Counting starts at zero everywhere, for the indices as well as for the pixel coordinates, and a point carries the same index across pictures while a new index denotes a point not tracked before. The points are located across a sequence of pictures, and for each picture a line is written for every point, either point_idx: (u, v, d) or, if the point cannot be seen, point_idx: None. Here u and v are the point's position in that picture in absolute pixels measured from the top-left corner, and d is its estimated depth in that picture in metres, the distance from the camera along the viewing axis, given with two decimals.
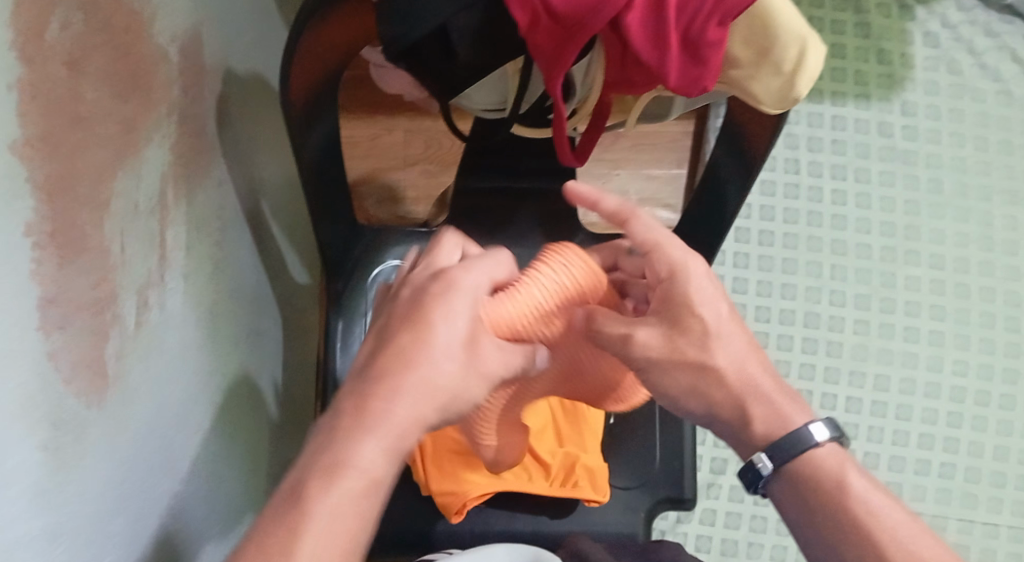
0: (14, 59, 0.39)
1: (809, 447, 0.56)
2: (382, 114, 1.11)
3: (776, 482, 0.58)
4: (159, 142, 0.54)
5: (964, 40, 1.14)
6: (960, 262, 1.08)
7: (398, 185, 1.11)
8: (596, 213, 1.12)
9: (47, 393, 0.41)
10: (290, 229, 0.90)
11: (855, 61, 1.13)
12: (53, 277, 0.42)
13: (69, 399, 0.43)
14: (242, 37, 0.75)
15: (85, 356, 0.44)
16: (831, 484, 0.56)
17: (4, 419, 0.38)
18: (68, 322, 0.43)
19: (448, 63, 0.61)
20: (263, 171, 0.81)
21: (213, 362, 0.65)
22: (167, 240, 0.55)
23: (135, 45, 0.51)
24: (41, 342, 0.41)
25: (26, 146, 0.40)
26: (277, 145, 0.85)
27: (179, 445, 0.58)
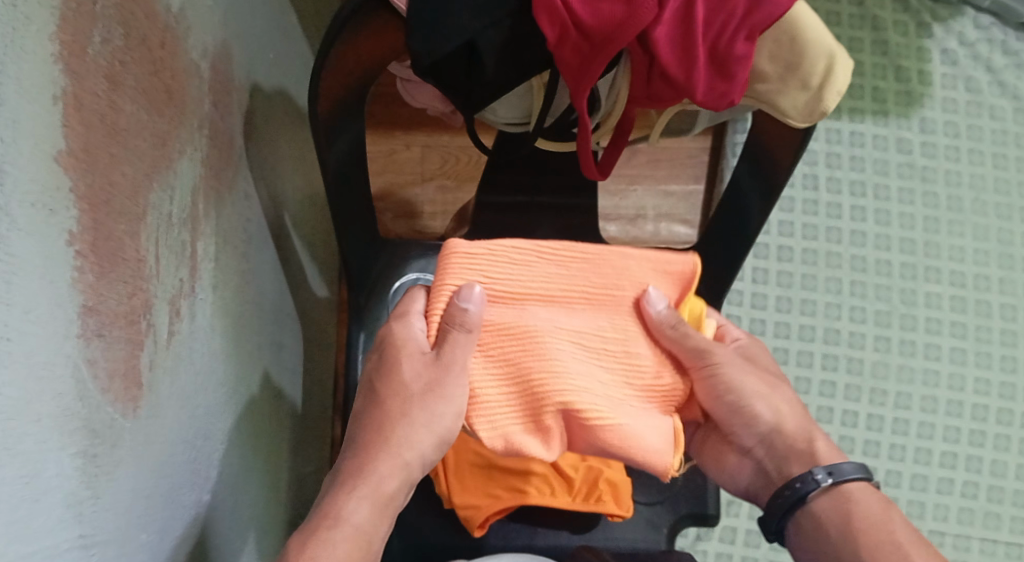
0: (59, 73, 0.39)
1: (854, 477, 0.59)
2: (400, 130, 1.11)
3: (819, 499, 0.60)
4: (190, 156, 0.55)
5: (983, 57, 1.14)
6: (981, 279, 1.07)
7: (416, 200, 1.11)
8: (614, 228, 1.12)
9: (85, 402, 0.42)
10: (311, 243, 0.91)
11: (873, 78, 1.13)
12: (92, 288, 0.42)
13: (106, 408, 0.44)
14: (268, 53, 0.75)
15: (121, 367, 0.45)
16: (870, 511, 0.58)
17: (45, 427, 0.39)
18: (105, 332, 0.43)
19: (474, 78, 0.62)
20: (286, 186, 0.81)
21: (238, 376, 0.65)
22: (197, 253, 0.55)
23: (170, 60, 0.52)
24: (81, 351, 0.41)
25: (67, 157, 0.40)
26: (300, 160, 0.86)
27: (206, 457, 0.58)
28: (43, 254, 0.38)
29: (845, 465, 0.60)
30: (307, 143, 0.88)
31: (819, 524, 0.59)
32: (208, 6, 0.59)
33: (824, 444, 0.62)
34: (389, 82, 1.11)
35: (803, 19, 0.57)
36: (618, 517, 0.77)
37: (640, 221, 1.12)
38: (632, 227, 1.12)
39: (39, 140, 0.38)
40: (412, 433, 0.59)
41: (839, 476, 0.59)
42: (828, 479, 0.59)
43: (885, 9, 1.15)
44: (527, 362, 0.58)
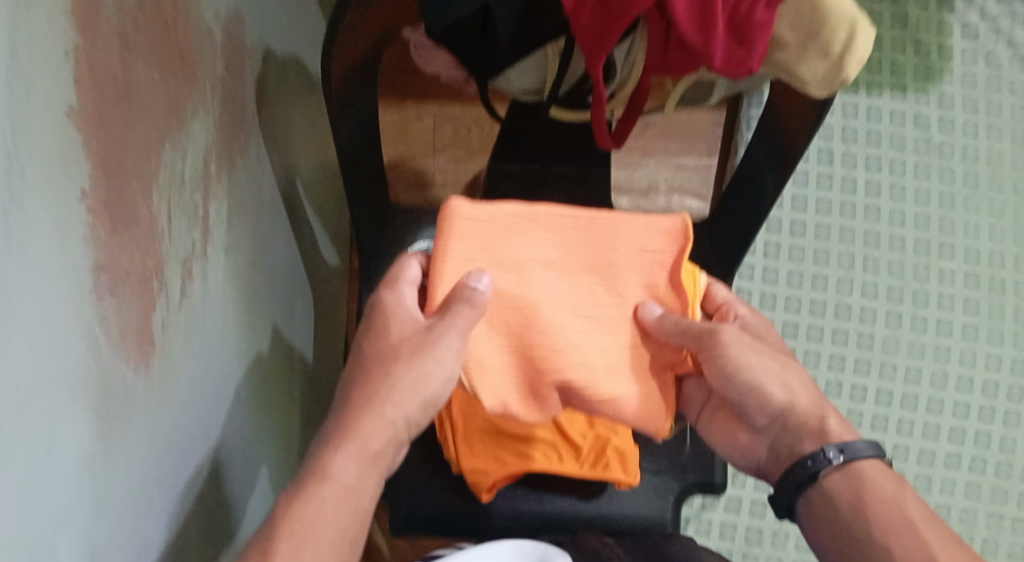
0: (71, 28, 0.39)
1: (867, 455, 0.59)
2: (412, 100, 1.11)
3: (831, 476, 0.59)
4: (203, 118, 0.55)
5: (1004, 32, 1.13)
6: (996, 256, 1.06)
7: (428, 171, 1.10)
8: (625, 201, 1.11)
9: (98, 358, 0.42)
10: (322, 211, 0.91)
11: (892, 52, 1.12)
12: (104, 245, 0.42)
13: (118, 365, 0.44)
14: (281, 18, 0.75)
15: (133, 325, 0.45)
16: (882, 487, 0.58)
17: (58, 382, 0.39)
18: (118, 290, 0.43)
19: (489, 45, 0.61)
20: (298, 153, 0.81)
21: (249, 342, 0.65)
22: (209, 215, 0.55)
23: (183, 20, 0.51)
24: (94, 308, 0.42)
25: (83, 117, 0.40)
26: (311, 127, 0.85)
27: (217, 420, 0.58)
28: (54, 211, 0.38)
29: (857, 442, 0.59)
30: (319, 109, 0.87)
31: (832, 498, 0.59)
32: None
33: (833, 421, 0.62)
34: (400, 51, 1.10)
35: None
36: (624, 484, 0.77)
37: (652, 194, 1.11)
38: (643, 200, 1.11)
39: (53, 95, 0.38)
40: (399, 394, 0.60)
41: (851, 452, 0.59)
42: (839, 456, 0.59)
43: None
44: (533, 337, 0.62)
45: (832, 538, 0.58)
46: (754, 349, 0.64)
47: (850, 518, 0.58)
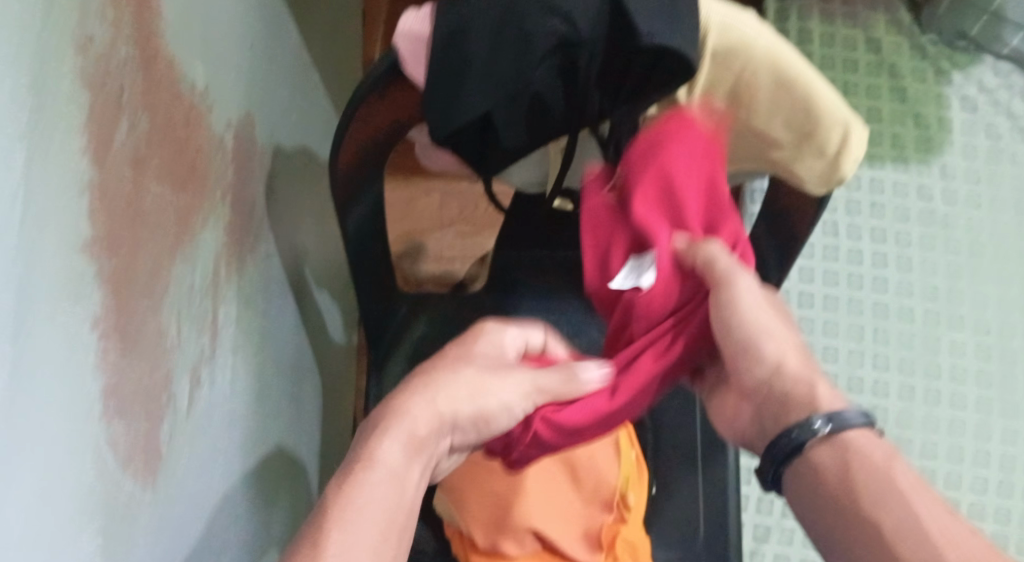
0: (174, 237, 0.48)
1: (858, 423, 0.54)
2: (419, 178, 1.21)
3: (859, 440, 0.54)
4: (230, 291, 0.61)
5: (1002, 103, 1.16)
6: (1006, 327, 1.08)
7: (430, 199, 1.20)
8: None
9: (215, 460, 0.58)
10: (324, 281, 0.97)
11: (892, 125, 1.16)
12: (221, 362, 0.59)
13: (225, 485, 0.61)
14: (291, 120, 0.82)
15: (210, 438, 0.57)
16: (877, 467, 0.53)
17: (230, 461, 0.62)
18: (219, 376, 0.59)
19: (492, 145, 0.62)
20: (305, 240, 0.88)
21: (304, 388, 0.87)
22: (247, 333, 0.67)
23: (192, 137, 0.51)
24: (223, 438, 0.60)
25: (125, 183, 0.42)
26: (314, 203, 0.92)
27: (286, 469, 0.79)
28: (120, 348, 0.41)
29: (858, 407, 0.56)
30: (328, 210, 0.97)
31: (843, 460, 0.54)
32: (231, 78, 0.60)
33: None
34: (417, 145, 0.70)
35: (812, 87, 0.58)
36: None
37: None
38: None
39: (195, 320, 0.53)
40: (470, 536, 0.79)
41: (838, 424, 0.54)
42: (824, 430, 0.54)
43: (902, 57, 1.18)
44: None
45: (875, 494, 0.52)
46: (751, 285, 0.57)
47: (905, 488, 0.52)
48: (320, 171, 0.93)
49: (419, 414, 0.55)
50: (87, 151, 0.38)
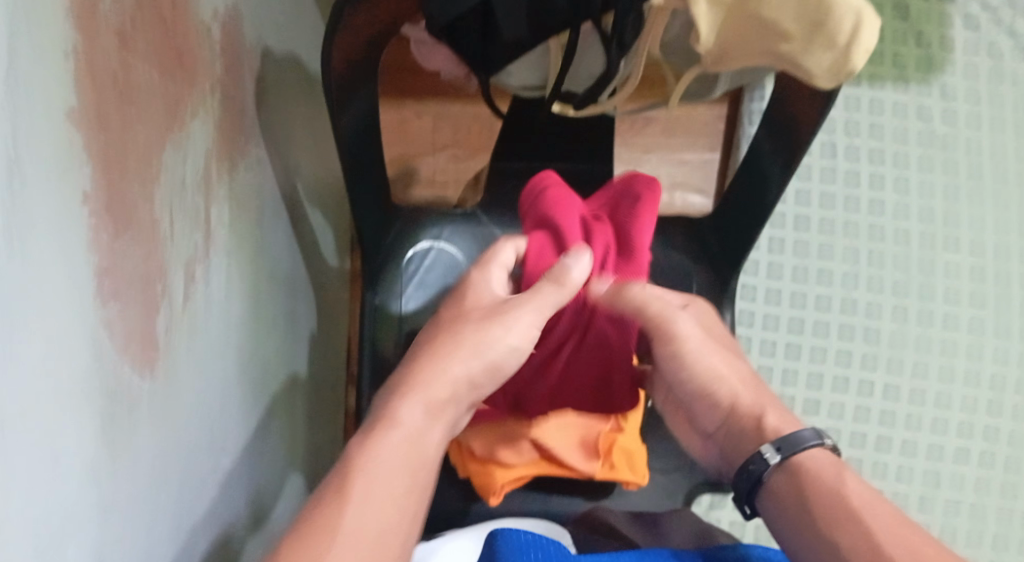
0: (165, 126, 0.47)
1: (810, 444, 0.60)
2: (412, 98, 1.15)
3: (815, 457, 0.59)
4: (224, 193, 0.60)
5: (1005, 22, 1.12)
6: (1002, 248, 1.08)
7: (422, 120, 1.16)
8: None
9: (217, 359, 0.58)
10: (318, 196, 0.95)
11: (894, 44, 1.13)
12: (217, 262, 0.58)
13: (226, 386, 0.60)
14: (280, 24, 0.79)
15: (210, 338, 0.56)
16: (833, 478, 0.58)
17: (231, 363, 0.61)
18: (217, 276, 0.58)
19: (493, 40, 0.60)
20: (298, 152, 0.86)
21: (299, 301, 0.86)
22: (243, 238, 0.66)
23: (179, 22, 0.49)
24: (223, 338, 0.59)
25: (112, 57, 0.40)
26: (308, 113, 0.89)
27: (283, 380, 0.79)
28: (110, 231, 0.40)
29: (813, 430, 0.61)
30: (321, 123, 0.94)
31: (802, 478, 0.59)
32: None
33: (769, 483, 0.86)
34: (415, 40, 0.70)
35: None
36: (632, 483, 0.80)
37: None
38: None
39: (190, 216, 0.52)
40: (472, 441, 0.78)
41: (790, 449, 0.60)
42: (779, 454, 0.60)
43: None
44: None
45: (834, 510, 0.56)
46: (699, 347, 0.68)
47: (860, 502, 0.56)
48: (311, 83, 0.90)
49: (439, 383, 0.59)
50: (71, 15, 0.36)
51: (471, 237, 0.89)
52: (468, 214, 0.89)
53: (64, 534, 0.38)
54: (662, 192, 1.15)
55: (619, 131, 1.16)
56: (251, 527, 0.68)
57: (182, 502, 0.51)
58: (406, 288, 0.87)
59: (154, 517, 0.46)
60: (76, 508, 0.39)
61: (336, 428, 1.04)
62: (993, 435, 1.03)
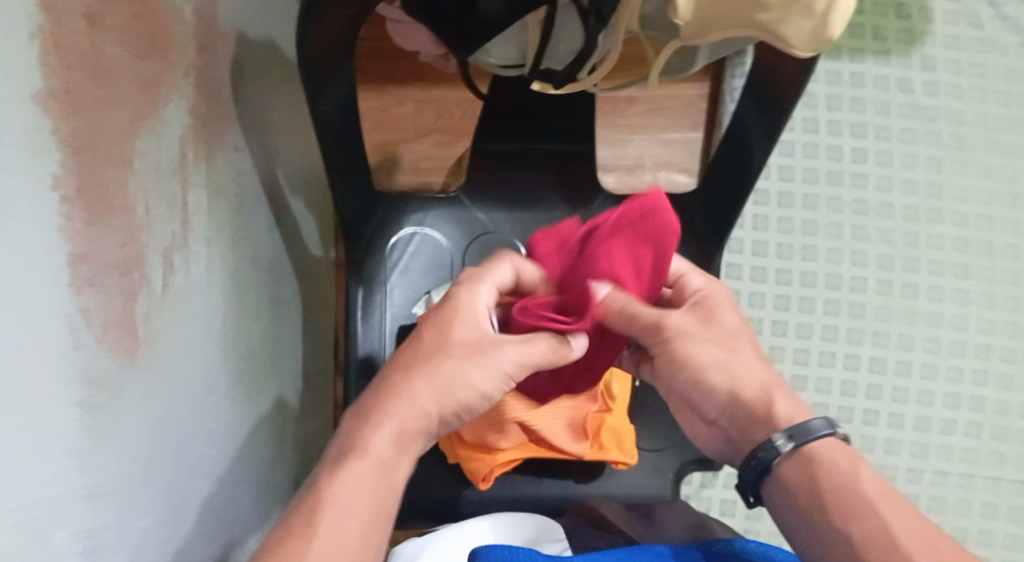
0: (136, 109, 0.46)
1: (823, 432, 0.58)
2: (393, 85, 1.15)
3: (828, 448, 0.58)
4: (201, 178, 0.59)
5: None
6: (984, 219, 1.08)
7: (403, 108, 1.15)
8: (612, 179, 1.14)
9: (199, 345, 0.57)
10: (300, 185, 0.94)
11: (874, 17, 1.12)
12: (196, 247, 0.57)
13: (209, 374, 0.59)
14: (253, 8, 0.78)
15: (192, 323, 0.55)
16: (847, 469, 0.57)
17: (214, 351, 0.61)
18: (196, 261, 0.57)
19: (470, 16, 0.59)
20: (277, 140, 0.85)
21: (281, 290, 0.85)
22: (223, 225, 0.65)
23: (149, 1, 0.48)
24: (205, 325, 0.59)
25: (79, 36, 0.39)
26: (287, 101, 0.88)
27: (269, 367, 0.78)
28: (82, 215, 0.39)
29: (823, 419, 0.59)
30: (300, 111, 0.93)
31: (813, 469, 0.57)
32: None
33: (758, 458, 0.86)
34: (390, 19, 0.69)
35: None
36: (621, 463, 0.80)
37: (639, 171, 1.15)
38: (630, 177, 1.14)
39: (167, 201, 0.51)
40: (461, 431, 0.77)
41: (800, 439, 0.58)
42: (790, 444, 0.58)
43: None
44: None
45: (849, 504, 0.55)
46: (697, 338, 0.63)
47: (874, 494, 0.55)
48: (288, 69, 0.89)
49: (407, 418, 0.58)
50: None
51: (455, 222, 0.89)
52: (451, 198, 0.88)
53: (45, 522, 0.37)
54: (647, 173, 1.14)
55: (602, 112, 1.15)
56: (240, 517, 0.67)
57: (170, 487, 0.51)
58: (390, 275, 0.86)
59: (139, 506, 0.46)
60: (56, 493, 0.38)
61: (325, 419, 1.03)
62: (980, 405, 1.03)
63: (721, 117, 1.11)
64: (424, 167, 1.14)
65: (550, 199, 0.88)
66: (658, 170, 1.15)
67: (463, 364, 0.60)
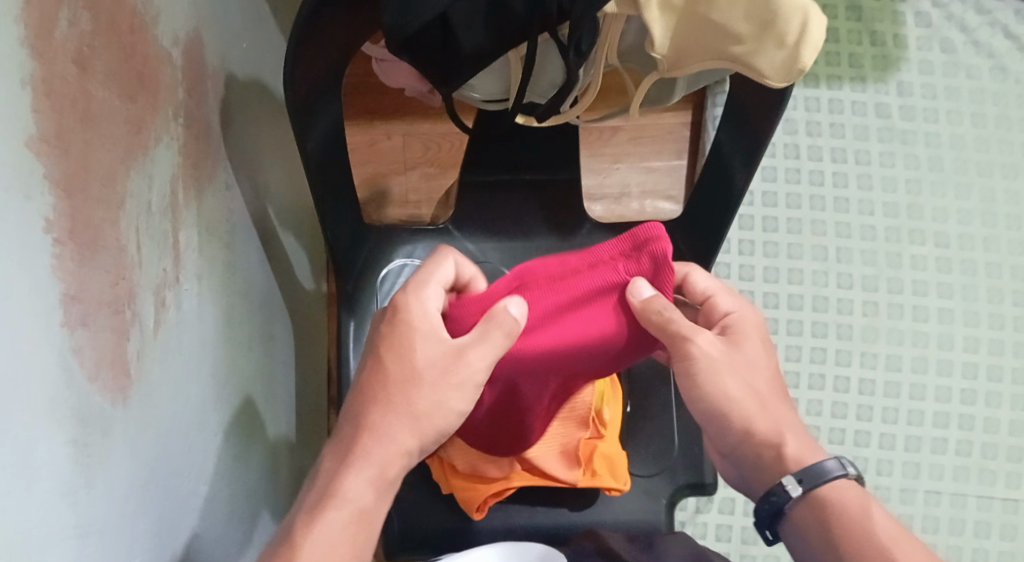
0: (127, 151, 0.47)
1: (837, 475, 0.60)
2: (380, 120, 1.16)
3: (840, 490, 0.59)
4: (191, 215, 0.60)
5: (957, 17, 1.16)
6: (966, 238, 1.10)
7: (390, 142, 1.16)
8: (599, 208, 1.16)
9: (192, 381, 0.58)
10: (290, 221, 0.96)
11: (849, 44, 1.15)
12: (188, 283, 0.58)
13: (201, 410, 0.60)
14: (241, 49, 0.80)
15: (184, 359, 0.56)
16: (859, 512, 0.58)
17: (206, 387, 0.61)
18: (187, 297, 0.58)
19: (452, 53, 0.60)
20: (267, 177, 0.86)
21: (272, 324, 0.85)
22: (214, 261, 0.66)
23: (139, 45, 0.50)
24: (197, 361, 0.59)
25: (70, 82, 0.40)
26: (275, 138, 0.90)
27: (261, 401, 0.79)
28: (76, 255, 0.40)
29: (835, 460, 0.61)
30: (289, 149, 0.95)
31: (826, 512, 0.59)
32: None
33: None
34: (374, 58, 0.71)
35: None
36: (615, 490, 0.80)
37: (625, 199, 1.16)
38: (617, 206, 1.16)
39: (158, 238, 0.52)
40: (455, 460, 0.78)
41: (812, 483, 0.60)
42: (802, 489, 0.60)
43: None
44: None
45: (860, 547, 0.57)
46: (724, 367, 0.63)
47: (885, 539, 0.56)
48: (276, 107, 0.91)
49: (383, 452, 0.58)
50: (28, 40, 0.37)
51: None
52: (439, 229, 0.89)
53: (38, 558, 0.37)
54: (633, 201, 1.16)
55: (587, 142, 1.17)
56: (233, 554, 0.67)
57: (163, 523, 0.51)
58: (380, 306, 0.87)
59: (132, 542, 0.46)
60: (50, 530, 0.38)
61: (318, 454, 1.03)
62: (969, 423, 1.04)
63: (705, 145, 1.13)
64: (411, 200, 1.16)
65: (537, 229, 0.90)
66: (645, 199, 1.16)
67: (435, 390, 0.60)
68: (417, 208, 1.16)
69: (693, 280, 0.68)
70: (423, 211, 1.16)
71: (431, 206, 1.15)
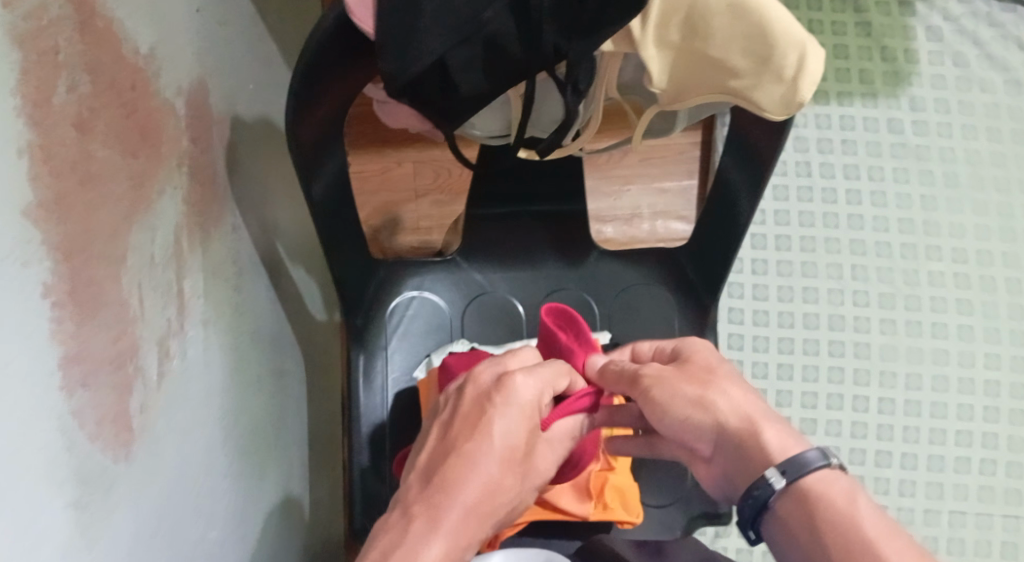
0: (130, 205, 0.48)
1: (819, 466, 0.56)
2: (389, 147, 1.17)
3: (823, 482, 0.56)
4: (197, 260, 0.61)
5: (969, 31, 1.15)
6: (984, 254, 1.09)
7: (400, 169, 1.17)
8: (610, 229, 1.16)
9: (198, 426, 0.58)
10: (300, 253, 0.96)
11: (859, 61, 1.15)
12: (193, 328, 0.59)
13: (210, 453, 0.60)
14: (248, 87, 0.81)
15: (190, 403, 0.57)
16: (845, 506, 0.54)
17: (213, 430, 0.62)
18: (193, 342, 0.59)
19: (451, 95, 0.61)
20: (276, 212, 0.87)
21: (283, 358, 0.86)
22: (222, 302, 0.66)
23: (142, 99, 0.50)
24: (204, 404, 0.60)
25: (71, 144, 0.41)
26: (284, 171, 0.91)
27: (272, 438, 0.79)
28: (76, 316, 0.41)
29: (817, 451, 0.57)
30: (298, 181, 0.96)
31: (811, 507, 0.55)
32: (180, 41, 0.59)
33: None
34: (377, 101, 0.72)
35: (767, 8, 0.57)
36: (628, 523, 0.80)
37: (636, 221, 1.16)
38: (628, 227, 1.16)
39: (162, 288, 0.53)
40: None
41: (793, 475, 0.56)
42: (784, 482, 0.56)
43: None
44: None
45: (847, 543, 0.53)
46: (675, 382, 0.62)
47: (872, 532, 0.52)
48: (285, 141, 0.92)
49: (475, 531, 0.54)
50: (24, 110, 0.37)
51: (453, 285, 0.90)
52: (448, 260, 0.89)
53: None
54: (644, 222, 1.16)
55: (598, 165, 1.17)
56: None
57: None
58: (389, 340, 0.87)
59: None
60: None
61: (334, 483, 1.03)
62: (993, 443, 1.03)
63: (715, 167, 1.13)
64: (421, 226, 1.16)
65: (546, 257, 0.90)
66: (657, 220, 1.16)
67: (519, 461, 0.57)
68: (427, 233, 1.16)
69: (641, 349, 0.69)
70: (432, 237, 1.16)
71: (441, 231, 1.16)
